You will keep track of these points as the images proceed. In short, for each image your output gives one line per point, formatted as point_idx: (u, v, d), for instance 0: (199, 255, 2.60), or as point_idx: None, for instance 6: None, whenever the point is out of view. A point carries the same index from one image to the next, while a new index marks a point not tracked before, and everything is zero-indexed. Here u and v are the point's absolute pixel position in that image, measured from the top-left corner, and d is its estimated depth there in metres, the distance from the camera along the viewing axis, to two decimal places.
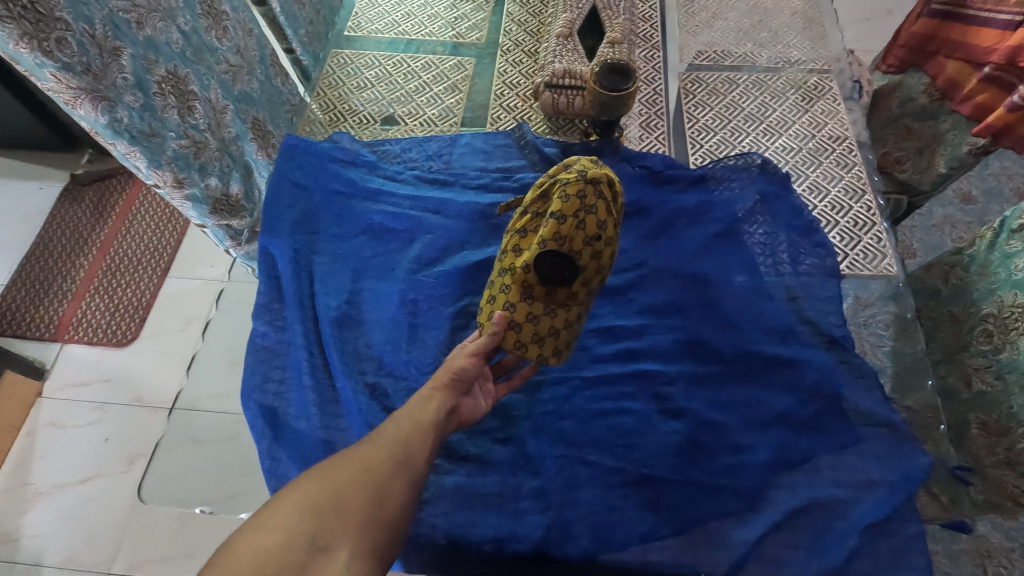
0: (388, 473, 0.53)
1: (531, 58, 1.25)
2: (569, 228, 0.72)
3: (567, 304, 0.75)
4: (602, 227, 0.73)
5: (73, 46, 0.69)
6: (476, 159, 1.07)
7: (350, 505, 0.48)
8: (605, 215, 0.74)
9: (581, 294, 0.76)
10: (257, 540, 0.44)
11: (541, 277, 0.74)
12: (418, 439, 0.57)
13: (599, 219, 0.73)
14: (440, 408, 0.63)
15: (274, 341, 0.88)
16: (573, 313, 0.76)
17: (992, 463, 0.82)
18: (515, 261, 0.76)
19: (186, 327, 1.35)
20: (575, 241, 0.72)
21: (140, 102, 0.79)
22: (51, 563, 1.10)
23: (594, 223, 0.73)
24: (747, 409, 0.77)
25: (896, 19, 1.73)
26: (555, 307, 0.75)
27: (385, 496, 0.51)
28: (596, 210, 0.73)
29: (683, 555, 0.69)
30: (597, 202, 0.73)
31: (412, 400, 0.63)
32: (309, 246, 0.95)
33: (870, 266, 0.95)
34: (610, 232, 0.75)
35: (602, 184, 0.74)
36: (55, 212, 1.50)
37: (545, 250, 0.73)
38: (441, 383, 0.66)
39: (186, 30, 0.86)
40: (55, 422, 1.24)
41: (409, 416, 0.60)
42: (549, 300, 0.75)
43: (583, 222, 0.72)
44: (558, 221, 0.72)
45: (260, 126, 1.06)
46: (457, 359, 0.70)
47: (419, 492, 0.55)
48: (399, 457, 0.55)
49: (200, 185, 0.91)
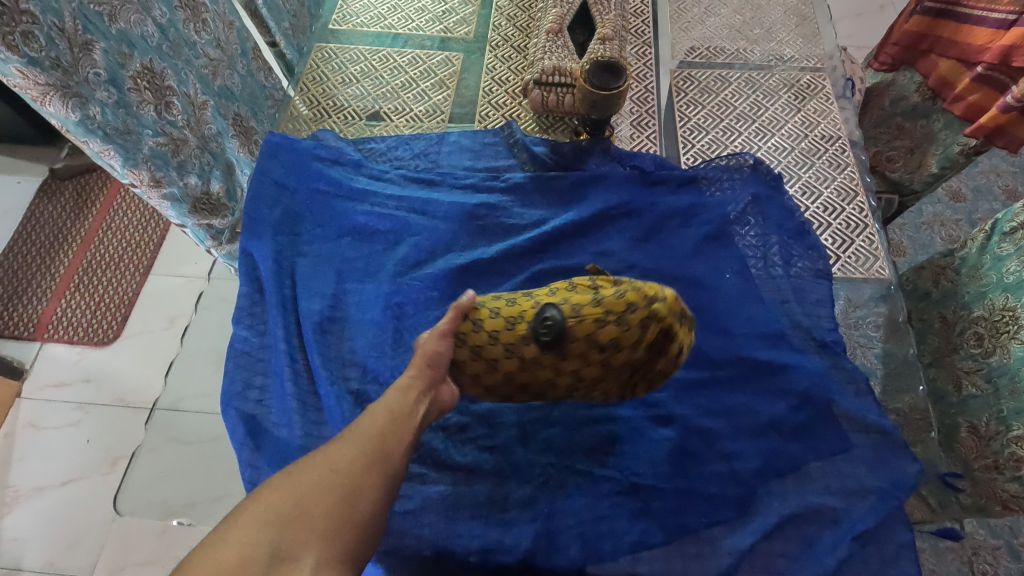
0: (357, 472, 0.50)
1: (521, 53, 1.23)
2: (588, 313, 0.63)
3: (519, 367, 0.67)
4: (602, 338, 0.63)
5: (41, 40, 0.65)
6: (464, 157, 1.04)
7: (314, 508, 0.46)
8: (615, 334, 0.63)
9: (544, 372, 0.67)
10: (216, 556, 0.42)
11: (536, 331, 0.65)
12: (392, 433, 0.55)
13: (617, 336, 0.64)
14: (419, 400, 0.59)
15: (255, 346, 0.87)
16: (511, 377, 0.69)
17: (981, 467, 0.83)
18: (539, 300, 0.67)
19: (169, 326, 1.32)
20: (580, 325, 0.63)
21: (113, 98, 0.76)
22: (32, 567, 1.08)
23: (592, 336, 0.63)
24: (737, 415, 0.76)
25: (887, 14, 1.72)
26: (514, 354, 0.67)
27: (355, 496, 0.49)
28: (608, 323, 0.63)
29: (672, 565, 0.68)
30: (625, 325, 0.63)
31: (390, 389, 0.60)
32: (291, 248, 0.93)
33: (861, 269, 0.93)
34: (618, 355, 0.66)
35: (652, 322, 0.64)
36: (33, 208, 1.45)
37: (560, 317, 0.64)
38: (416, 371, 0.62)
39: (161, 23, 0.83)
40: (35, 423, 1.21)
41: (384, 409, 0.57)
42: (510, 338, 0.66)
43: (607, 323, 0.63)
44: (593, 302, 0.64)
45: (242, 121, 1.03)
46: (431, 341, 0.65)
47: (394, 487, 0.52)
48: (370, 453, 0.52)
49: (179, 184, 0.89)
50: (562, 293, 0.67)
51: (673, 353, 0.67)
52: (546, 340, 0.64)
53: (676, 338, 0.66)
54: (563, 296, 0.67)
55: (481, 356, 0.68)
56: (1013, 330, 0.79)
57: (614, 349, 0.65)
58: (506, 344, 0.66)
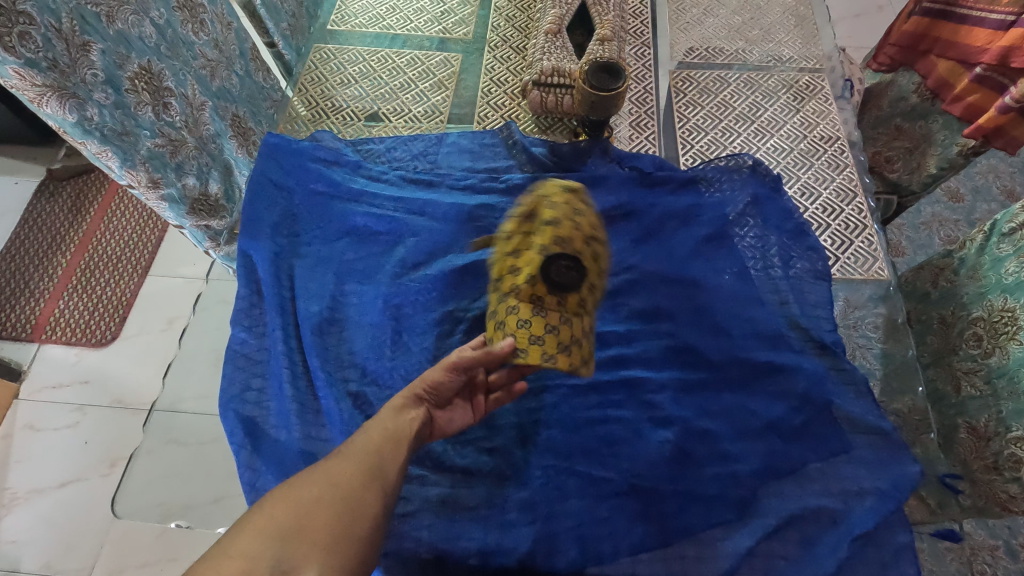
0: (357, 487, 0.51)
1: (520, 54, 1.23)
2: (548, 231, 0.78)
3: (576, 307, 0.74)
4: (583, 229, 0.80)
5: (37, 40, 0.65)
6: (463, 158, 1.04)
7: (315, 521, 0.46)
8: (587, 222, 0.81)
9: (590, 291, 0.77)
10: (217, 569, 0.42)
11: (551, 282, 0.74)
12: (389, 450, 0.55)
13: (584, 221, 0.81)
14: (413, 419, 0.61)
15: (253, 347, 0.86)
16: (582, 321, 0.74)
17: (981, 468, 0.83)
18: (524, 275, 0.75)
19: (168, 327, 1.31)
20: (561, 238, 0.77)
21: (111, 99, 0.75)
22: (30, 569, 1.08)
23: (576, 228, 0.79)
24: (737, 417, 0.76)
25: (886, 14, 1.72)
26: (572, 310, 0.74)
27: (354, 510, 0.49)
28: (577, 219, 0.80)
29: (672, 567, 0.67)
30: (582, 213, 0.81)
31: (383, 410, 0.61)
32: (290, 249, 0.93)
33: (861, 270, 0.93)
34: (599, 238, 0.82)
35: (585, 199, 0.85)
36: (30, 209, 1.45)
37: (553, 254, 0.75)
38: (412, 396, 0.63)
39: (159, 24, 0.83)
40: (33, 424, 1.20)
41: (379, 427, 0.58)
42: (546, 300, 0.73)
43: (579, 216, 0.80)
44: (557, 224, 0.78)
45: (240, 122, 1.03)
46: (435, 370, 0.64)
47: (392, 502, 0.52)
48: (369, 469, 0.52)
49: (177, 185, 0.88)
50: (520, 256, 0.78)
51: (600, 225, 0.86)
52: (559, 267, 0.74)
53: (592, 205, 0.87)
54: (522, 253, 0.78)
55: (551, 333, 0.71)
56: (1013, 331, 0.79)
57: (596, 233, 0.81)
58: (547, 306, 0.72)
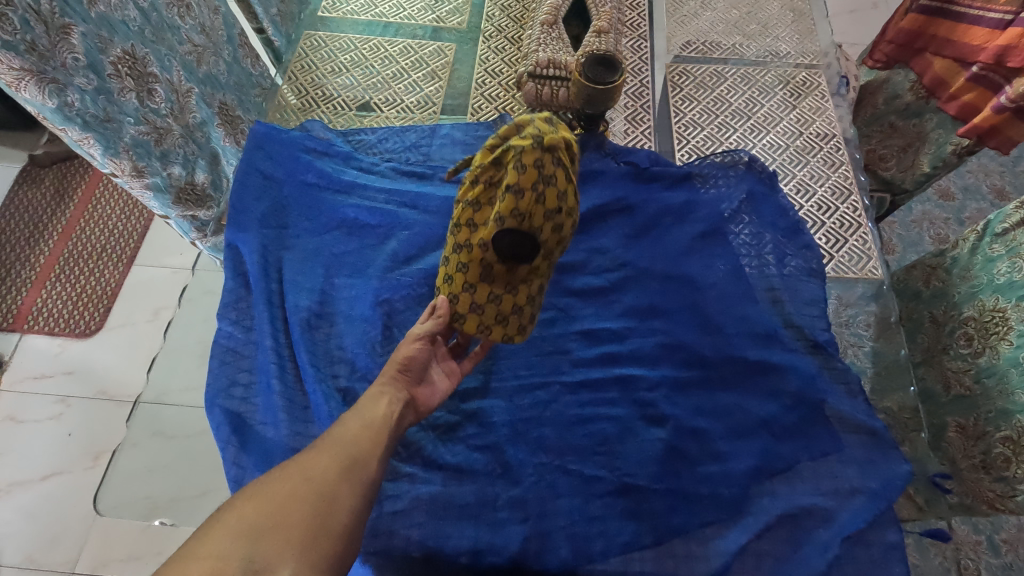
0: (334, 481, 0.51)
1: (515, 45, 1.21)
2: (508, 199, 0.66)
3: (527, 281, 0.71)
4: (542, 200, 0.66)
5: (15, 21, 0.62)
6: (455, 150, 1.02)
7: (290, 517, 0.46)
8: (548, 187, 0.66)
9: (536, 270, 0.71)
10: (185, 570, 0.40)
11: (497, 259, 0.68)
12: (364, 443, 0.56)
13: (549, 188, 0.66)
14: (394, 402, 0.63)
15: (240, 342, 0.84)
16: (532, 288, 0.72)
17: (968, 467, 0.84)
18: (471, 238, 0.71)
19: (154, 318, 1.29)
20: (512, 211, 0.65)
21: (93, 84, 0.73)
22: (12, 563, 1.06)
23: (536, 203, 0.66)
24: (731, 416, 0.76)
25: (881, 11, 1.72)
26: (513, 290, 0.71)
27: (332, 503, 0.49)
28: (542, 189, 0.66)
29: (664, 566, 0.67)
30: (551, 183, 0.66)
31: (363, 399, 0.62)
32: (278, 241, 0.91)
33: (855, 269, 0.93)
34: (568, 201, 0.69)
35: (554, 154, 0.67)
36: (12, 195, 1.41)
37: (502, 227, 0.66)
38: (388, 377, 0.66)
39: (143, 7, 0.80)
40: (14, 416, 1.18)
41: (356, 419, 0.59)
42: (493, 271, 0.70)
43: (543, 185, 0.66)
44: (515, 195, 0.65)
45: (228, 110, 1.01)
46: (405, 345, 0.69)
47: (368, 496, 0.52)
48: (344, 461, 0.53)
49: (162, 174, 0.86)
50: (478, 213, 0.71)
51: (566, 179, 0.68)
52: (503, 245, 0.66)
53: (564, 161, 0.68)
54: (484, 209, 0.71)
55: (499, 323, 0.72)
56: (1003, 331, 0.79)
57: (561, 197, 0.67)
58: (494, 279, 0.70)
